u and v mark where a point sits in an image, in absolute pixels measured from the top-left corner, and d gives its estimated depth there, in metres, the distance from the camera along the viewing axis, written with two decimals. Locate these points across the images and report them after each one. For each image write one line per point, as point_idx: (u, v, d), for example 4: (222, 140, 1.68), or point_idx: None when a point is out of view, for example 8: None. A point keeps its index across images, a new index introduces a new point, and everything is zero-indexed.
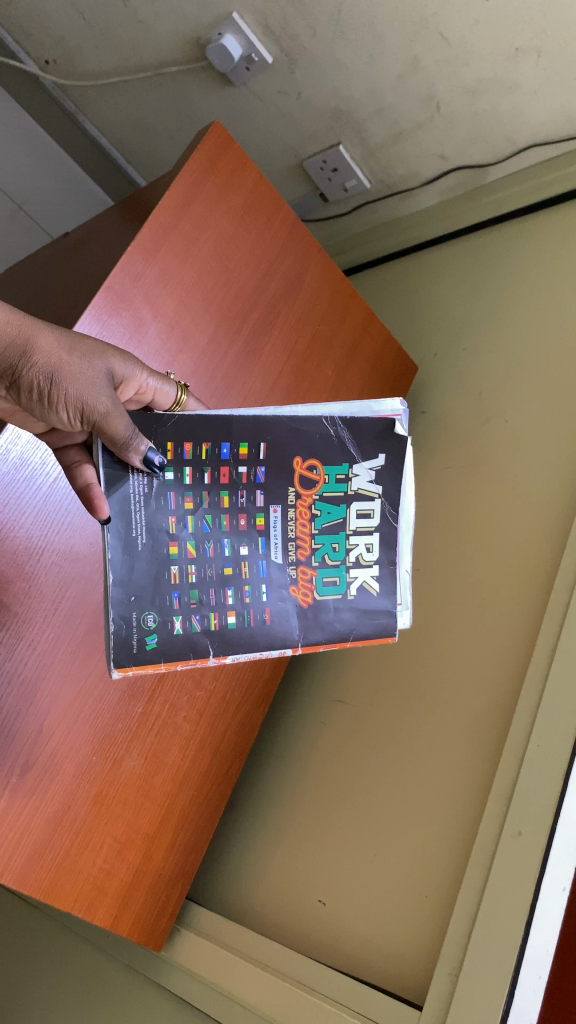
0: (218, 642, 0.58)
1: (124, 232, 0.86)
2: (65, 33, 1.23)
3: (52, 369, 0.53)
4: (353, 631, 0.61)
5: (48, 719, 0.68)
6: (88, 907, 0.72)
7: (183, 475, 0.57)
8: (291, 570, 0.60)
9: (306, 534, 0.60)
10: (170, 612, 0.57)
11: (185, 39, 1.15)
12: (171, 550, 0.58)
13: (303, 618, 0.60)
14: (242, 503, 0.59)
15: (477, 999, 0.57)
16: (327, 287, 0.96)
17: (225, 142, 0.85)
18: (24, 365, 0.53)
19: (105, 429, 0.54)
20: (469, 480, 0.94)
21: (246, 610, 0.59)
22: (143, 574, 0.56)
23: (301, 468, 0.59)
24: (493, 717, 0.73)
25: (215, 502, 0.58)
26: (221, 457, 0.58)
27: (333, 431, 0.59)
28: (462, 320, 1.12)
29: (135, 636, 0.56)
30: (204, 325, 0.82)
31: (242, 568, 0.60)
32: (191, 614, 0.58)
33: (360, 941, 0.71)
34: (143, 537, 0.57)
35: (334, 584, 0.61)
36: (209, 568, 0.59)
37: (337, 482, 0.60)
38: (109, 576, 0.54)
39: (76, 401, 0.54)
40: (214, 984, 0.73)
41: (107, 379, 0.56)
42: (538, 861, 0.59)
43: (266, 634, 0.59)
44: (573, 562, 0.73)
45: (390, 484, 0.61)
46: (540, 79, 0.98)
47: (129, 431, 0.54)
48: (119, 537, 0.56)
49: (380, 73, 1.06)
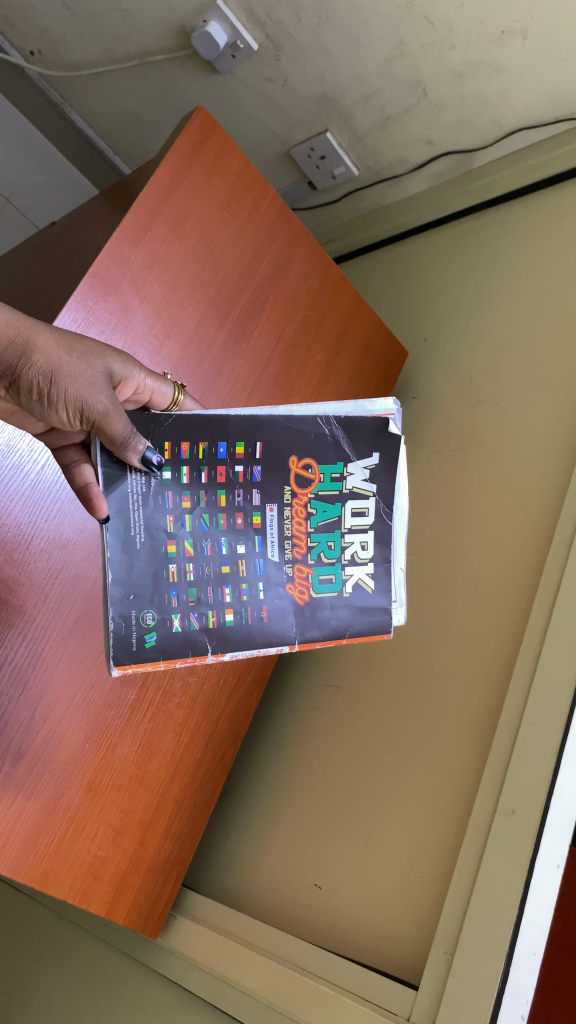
0: (216, 641, 0.58)
1: (110, 218, 0.85)
2: (49, 23, 1.22)
3: (52, 370, 0.52)
4: (349, 629, 0.61)
5: (40, 707, 0.68)
6: (83, 893, 0.71)
7: (180, 474, 0.57)
8: (288, 569, 0.60)
9: (302, 533, 0.60)
10: (169, 611, 0.56)
11: (170, 27, 1.14)
12: (169, 549, 0.57)
13: (300, 615, 0.60)
14: (239, 502, 0.59)
15: (472, 976, 0.57)
16: (315, 271, 0.95)
17: (210, 127, 0.84)
18: (24, 365, 0.52)
19: (103, 430, 0.53)
20: (460, 463, 0.94)
21: (243, 609, 0.59)
22: (142, 573, 0.56)
23: (297, 467, 0.59)
24: (485, 696, 0.73)
25: (212, 501, 0.58)
26: (218, 457, 0.58)
27: (328, 431, 0.60)
28: (451, 304, 1.12)
29: (134, 634, 0.55)
30: (191, 311, 0.82)
31: (239, 567, 0.59)
32: (190, 613, 0.57)
33: (357, 921, 0.71)
34: (141, 536, 0.56)
35: (330, 583, 0.61)
36: (207, 567, 0.58)
37: (332, 481, 0.61)
38: (108, 574, 0.54)
39: (75, 400, 0.53)
40: (210, 969, 0.73)
41: (107, 380, 0.55)
42: (532, 838, 0.59)
43: (263, 632, 0.59)
44: (565, 540, 0.73)
45: (385, 483, 0.62)
46: (526, 61, 0.98)
47: (128, 431, 0.53)
48: (117, 535, 0.55)
49: (367, 58, 1.06)
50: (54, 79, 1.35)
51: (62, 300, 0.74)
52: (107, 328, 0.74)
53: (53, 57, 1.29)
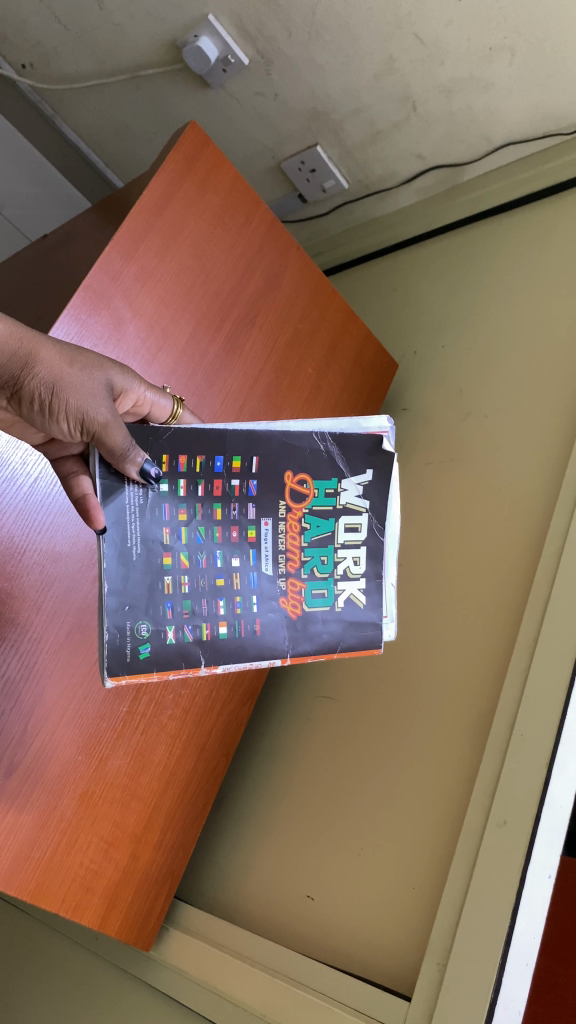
0: (210, 651, 0.58)
1: (102, 230, 0.86)
2: (41, 37, 1.23)
3: (54, 381, 0.52)
4: (340, 643, 0.61)
5: (32, 720, 0.68)
6: (75, 907, 0.71)
7: (177, 486, 0.57)
8: (281, 582, 0.61)
9: (295, 546, 0.61)
10: (163, 622, 0.57)
11: (162, 41, 1.15)
12: (165, 560, 0.58)
13: (292, 629, 0.61)
14: (234, 515, 0.59)
15: (463, 989, 0.57)
16: (307, 284, 0.96)
17: (202, 142, 0.85)
18: (25, 375, 0.52)
19: (104, 442, 0.54)
20: (450, 475, 0.95)
21: (237, 621, 0.59)
22: (138, 584, 0.56)
23: (292, 482, 0.60)
24: (475, 706, 0.74)
25: (208, 514, 0.59)
26: (215, 470, 0.58)
27: (323, 446, 0.60)
28: (440, 317, 1.13)
29: (128, 645, 0.56)
30: (184, 324, 0.82)
31: (234, 579, 0.60)
32: (184, 624, 0.58)
33: (347, 932, 0.72)
34: (137, 547, 0.57)
35: (322, 597, 0.62)
36: (202, 579, 0.59)
37: (326, 496, 0.61)
38: (104, 584, 0.55)
39: (76, 411, 0.53)
40: (203, 983, 0.72)
41: (107, 391, 0.55)
42: (523, 850, 0.60)
43: (256, 645, 0.60)
44: (555, 550, 0.74)
45: (377, 499, 0.62)
46: (514, 78, 0.99)
47: (127, 443, 0.54)
48: (114, 546, 0.55)
49: (357, 73, 1.07)
50: (46, 92, 1.35)
51: (55, 313, 0.75)
52: (100, 342, 0.75)
53: (44, 70, 1.30)
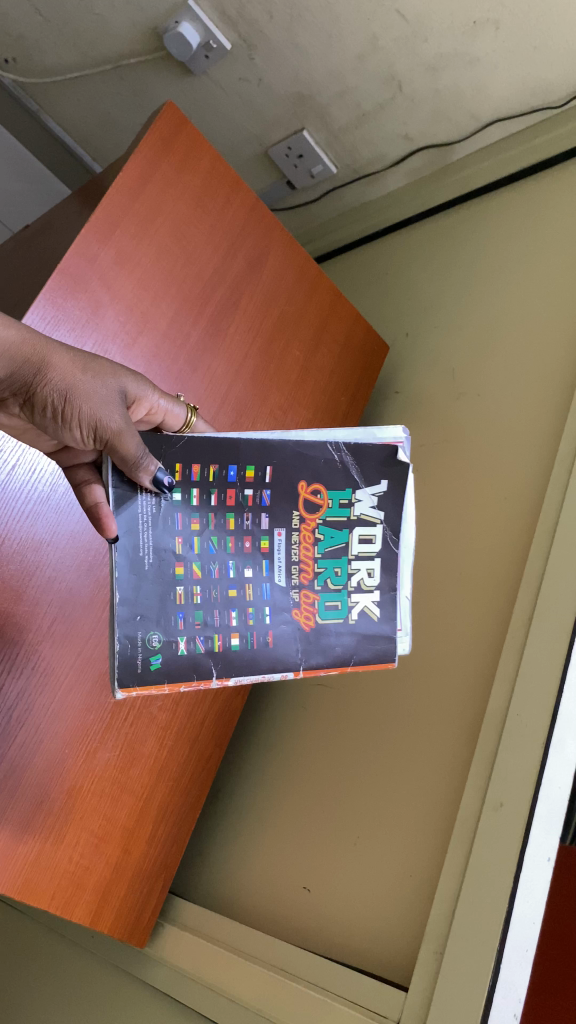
0: (221, 664, 0.55)
1: (80, 215, 0.84)
2: (22, 31, 1.21)
3: (67, 387, 0.51)
4: (354, 655, 0.57)
5: (16, 712, 0.66)
6: (66, 904, 0.70)
7: (190, 495, 0.56)
8: (294, 594, 0.58)
9: (309, 558, 0.58)
10: (175, 633, 0.55)
11: (143, 30, 1.13)
12: (177, 570, 0.56)
13: (304, 642, 0.57)
14: (247, 525, 0.57)
15: (461, 979, 0.55)
16: (292, 266, 0.94)
17: (179, 123, 0.83)
18: (38, 381, 0.51)
19: (117, 450, 0.52)
20: (443, 455, 0.93)
21: (249, 633, 0.57)
22: (149, 593, 0.55)
23: (305, 492, 0.57)
24: (471, 687, 0.72)
25: (221, 524, 0.56)
26: (228, 479, 0.56)
27: (338, 457, 0.57)
28: (431, 297, 1.11)
29: (140, 657, 0.54)
30: (164, 308, 0.81)
31: (246, 590, 0.57)
32: (196, 635, 0.56)
33: (344, 921, 0.70)
34: (149, 555, 0.55)
35: (335, 610, 0.58)
36: (214, 590, 0.57)
37: (340, 506, 0.58)
38: (115, 592, 0.53)
39: (90, 418, 0.52)
40: (198, 978, 0.70)
41: (121, 398, 0.53)
42: (520, 832, 0.58)
43: (269, 657, 0.57)
44: (550, 526, 0.72)
45: (392, 510, 0.58)
46: (500, 51, 0.97)
47: (140, 451, 0.52)
48: (127, 555, 0.54)
49: (340, 53, 1.05)
50: (30, 87, 1.34)
51: (30, 298, 0.73)
52: (77, 326, 0.73)
53: (27, 64, 1.29)
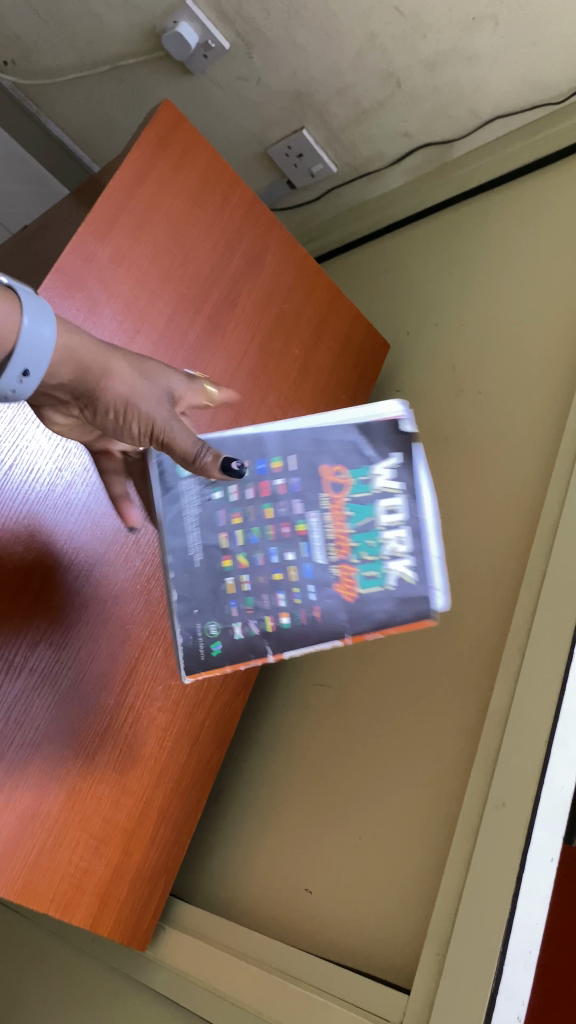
0: (276, 642, 0.59)
1: (77, 213, 0.84)
2: (20, 32, 1.21)
3: (126, 396, 0.56)
4: (394, 618, 0.54)
5: (14, 713, 0.66)
6: (65, 907, 0.69)
7: (229, 493, 0.62)
8: (334, 570, 0.57)
9: (342, 534, 0.57)
10: (229, 620, 0.62)
11: (141, 29, 1.13)
12: (224, 563, 0.62)
13: (349, 613, 0.56)
14: (282, 514, 0.59)
15: (464, 982, 0.54)
16: (291, 264, 0.94)
17: (175, 121, 0.83)
18: (100, 391, 0.56)
19: (177, 448, 0.54)
20: (444, 453, 0.93)
21: (298, 610, 0.59)
22: (201, 587, 0.63)
23: (328, 474, 0.58)
24: (473, 686, 0.72)
25: (260, 516, 0.61)
26: (258, 473, 0.60)
27: (347, 435, 0.57)
28: (432, 295, 1.11)
29: (201, 644, 0.63)
30: (162, 306, 0.80)
31: (290, 571, 0.59)
32: (249, 618, 0.61)
33: (346, 923, 0.69)
34: (199, 554, 0.63)
35: (374, 579, 0.55)
36: (260, 575, 0.61)
37: (361, 483, 0.57)
38: (171, 593, 0.63)
39: (147, 420, 0.56)
40: (199, 982, 0.70)
41: (172, 398, 0.58)
42: (522, 832, 0.57)
43: (317, 631, 0.58)
44: (552, 522, 0.71)
45: (410, 475, 0.55)
46: (499, 47, 0.97)
47: (198, 446, 0.53)
48: (178, 557, 0.63)
49: (338, 51, 1.05)
50: (29, 88, 1.33)
51: (27, 296, 0.73)
52: (75, 325, 0.73)
53: (26, 65, 1.28)
